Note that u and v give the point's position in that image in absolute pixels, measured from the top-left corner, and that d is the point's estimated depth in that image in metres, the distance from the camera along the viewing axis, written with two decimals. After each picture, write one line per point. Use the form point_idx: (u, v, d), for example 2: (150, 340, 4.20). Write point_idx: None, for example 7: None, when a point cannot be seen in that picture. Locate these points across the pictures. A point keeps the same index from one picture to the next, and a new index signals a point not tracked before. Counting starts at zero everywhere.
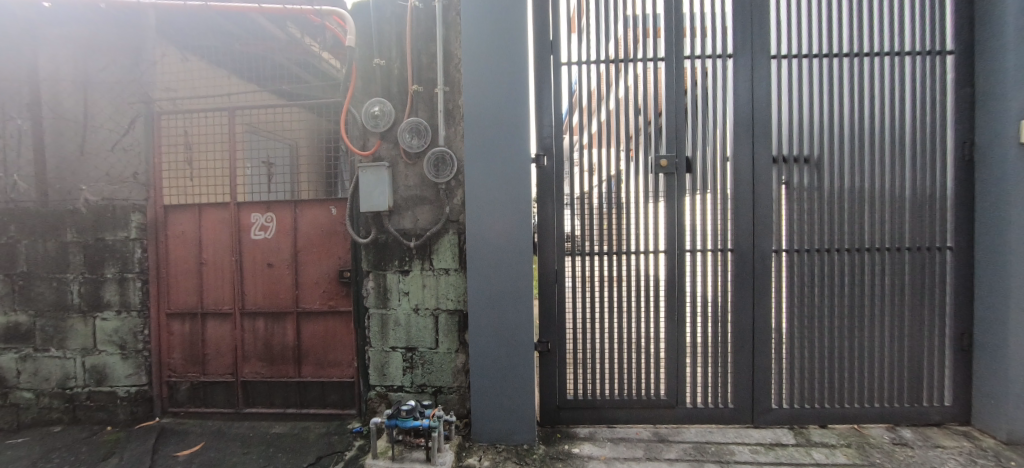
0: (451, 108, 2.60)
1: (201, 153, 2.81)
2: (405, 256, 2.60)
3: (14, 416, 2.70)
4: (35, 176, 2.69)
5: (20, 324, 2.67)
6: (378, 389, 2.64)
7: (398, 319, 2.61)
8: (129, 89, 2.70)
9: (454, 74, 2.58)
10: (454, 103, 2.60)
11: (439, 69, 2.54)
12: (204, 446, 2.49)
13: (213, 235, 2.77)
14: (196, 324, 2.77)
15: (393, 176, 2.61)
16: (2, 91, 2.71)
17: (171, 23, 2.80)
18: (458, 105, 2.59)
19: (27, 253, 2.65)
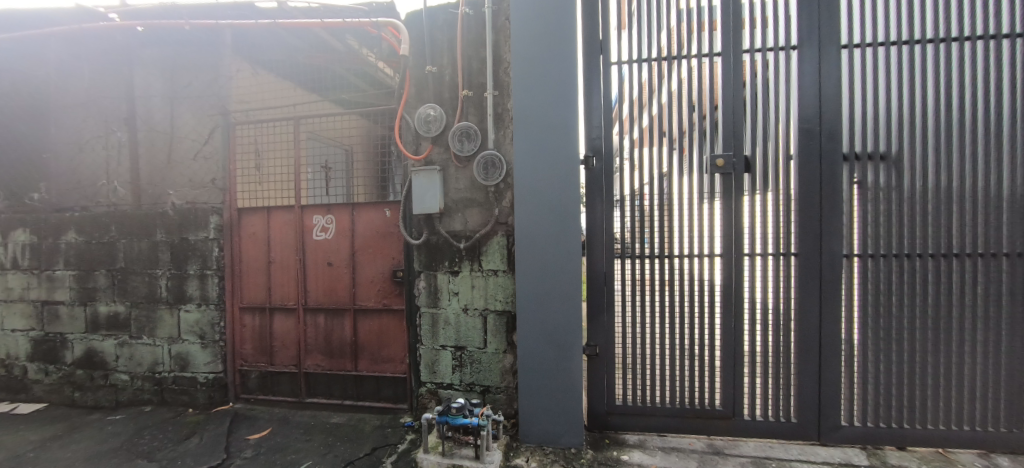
0: (500, 111, 2.63)
1: (269, 160, 3.03)
2: (456, 257, 2.66)
3: (115, 395, 3.04)
4: (131, 182, 3.02)
5: (118, 314, 3.00)
6: (428, 386, 2.73)
7: (448, 319, 2.68)
8: (210, 103, 2.96)
9: (504, 78, 2.61)
10: (503, 106, 2.63)
11: (489, 73, 2.58)
12: (272, 431, 2.69)
13: (280, 235, 2.97)
14: (265, 318, 2.99)
15: (444, 179, 2.69)
16: (107, 107, 3.07)
17: (245, 42, 3.03)
18: (508, 108, 2.62)
19: (125, 251, 2.97)
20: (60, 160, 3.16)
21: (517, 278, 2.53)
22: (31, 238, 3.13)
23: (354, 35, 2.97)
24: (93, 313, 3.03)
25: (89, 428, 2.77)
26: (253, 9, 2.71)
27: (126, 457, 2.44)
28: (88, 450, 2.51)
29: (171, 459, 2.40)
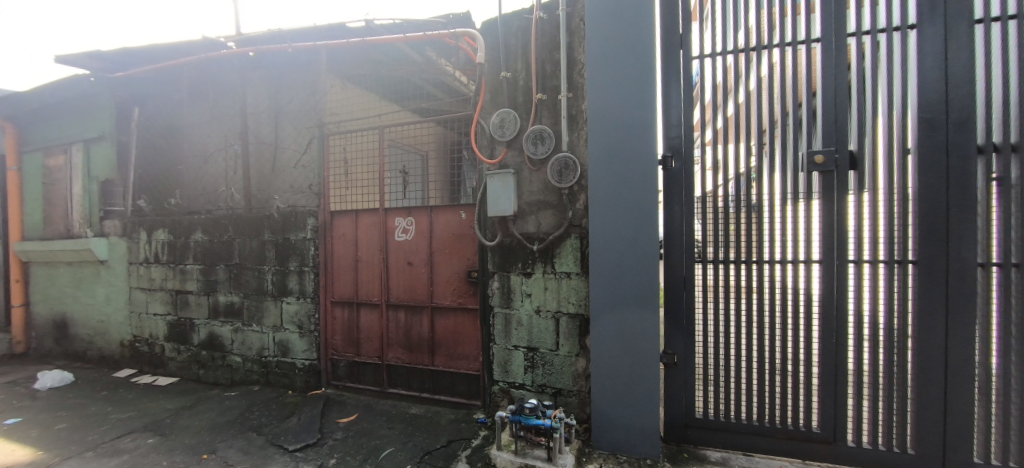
0: (574, 113, 2.63)
1: (356, 167, 3.29)
2: (529, 259, 2.72)
3: (230, 374, 3.49)
4: (243, 189, 3.46)
5: (233, 303, 3.43)
6: (500, 384, 2.81)
7: (521, 319, 2.74)
8: (308, 116, 3.30)
9: (578, 79, 2.60)
10: (577, 108, 2.62)
11: (563, 75, 2.59)
12: (359, 416, 2.93)
13: (366, 236, 3.22)
14: (353, 312, 3.25)
15: (518, 182, 2.75)
16: (225, 123, 3.55)
17: (337, 59, 3.31)
18: (582, 109, 2.61)
19: (238, 248, 3.39)
20: (189, 169, 3.72)
21: (591, 281, 2.50)
22: (167, 236, 3.64)
23: (432, 46, 3.12)
24: (214, 302, 3.50)
25: (212, 401, 3.21)
26: (344, 29, 2.91)
27: (241, 430, 2.79)
28: (212, 421, 2.91)
29: (276, 435, 2.71)
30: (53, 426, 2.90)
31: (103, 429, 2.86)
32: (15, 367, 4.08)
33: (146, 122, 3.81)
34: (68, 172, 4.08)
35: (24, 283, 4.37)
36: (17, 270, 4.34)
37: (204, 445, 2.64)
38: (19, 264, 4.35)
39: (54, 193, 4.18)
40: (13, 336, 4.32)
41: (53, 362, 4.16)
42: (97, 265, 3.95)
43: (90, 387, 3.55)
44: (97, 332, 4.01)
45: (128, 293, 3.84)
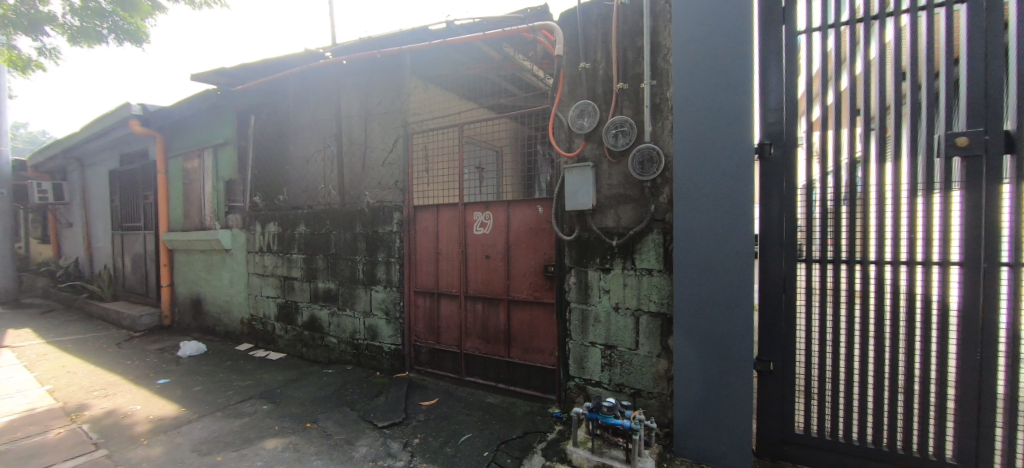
0: (658, 101, 2.51)
1: (436, 163, 3.45)
2: (607, 254, 2.68)
3: (327, 354, 3.87)
4: (337, 186, 3.85)
5: (330, 289, 3.80)
6: (577, 380, 2.83)
7: (598, 316, 2.72)
8: (394, 117, 3.51)
9: (663, 65, 2.48)
10: (661, 96, 2.50)
11: (646, 63, 2.49)
12: (440, 401, 3.11)
13: (446, 229, 3.37)
14: (434, 301, 3.44)
15: (597, 175, 2.72)
16: (324, 126, 3.96)
17: (420, 62, 3.48)
18: (667, 97, 2.48)
19: (334, 240, 3.74)
20: (295, 169, 4.21)
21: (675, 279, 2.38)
22: (276, 229, 4.12)
23: (510, 43, 3.13)
24: (315, 288, 3.90)
25: (313, 377, 3.59)
26: (427, 32, 3.05)
27: (337, 404, 3.09)
28: (313, 394, 3.26)
29: (367, 412, 2.97)
30: (193, 388, 3.45)
31: (229, 393, 3.34)
32: (164, 336, 4.91)
33: (261, 128, 4.29)
34: (201, 173, 4.79)
35: (169, 266, 5.22)
36: (165, 256, 5.21)
37: (308, 415, 2.97)
38: (166, 251, 5.20)
39: (192, 192, 4.93)
40: (162, 310, 5.20)
41: (190, 334, 4.95)
42: (222, 253, 4.60)
43: (218, 357, 4.15)
44: (223, 311, 4.67)
45: (246, 278, 4.42)
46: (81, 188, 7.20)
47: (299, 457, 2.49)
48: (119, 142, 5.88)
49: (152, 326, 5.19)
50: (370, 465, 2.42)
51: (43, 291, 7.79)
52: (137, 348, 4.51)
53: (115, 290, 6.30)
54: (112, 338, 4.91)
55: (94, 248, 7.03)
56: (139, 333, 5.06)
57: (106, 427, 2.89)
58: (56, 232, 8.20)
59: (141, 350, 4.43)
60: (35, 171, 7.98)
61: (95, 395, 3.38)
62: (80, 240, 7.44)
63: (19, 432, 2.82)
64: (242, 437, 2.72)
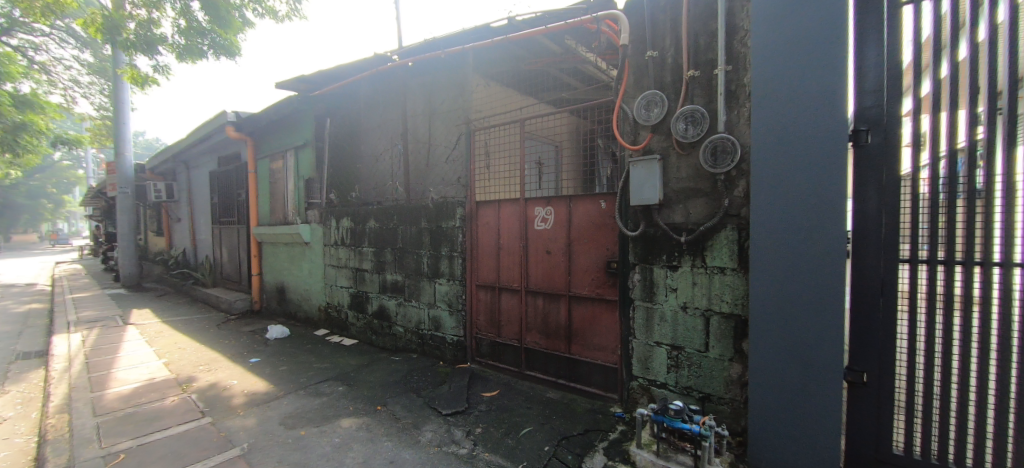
0: (733, 88, 2.35)
1: (497, 159, 3.50)
2: (674, 251, 2.57)
3: (394, 342, 4.09)
4: (404, 183, 4.05)
5: (397, 281, 4.01)
6: (640, 381, 2.77)
7: (665, 315, 2.63)
8: (458, 115, 3.62)
9: (740, 48, 2.32)
10: (737, 82, 2.33)
11: (721, 47, 2.34)
12: (501, 393, 3.18)
13: (507, 224, 3.41)
14: (495, 295, 3.51)
15: (664, 168, 2.62)
16: (391, 126, 4.18)
17: (482, 60, 3.55)
18: (744, 83, 2.31)
19: (401, 234, 3.93)
20: (366, 167, 4.49)
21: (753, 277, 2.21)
22: (349, 224, 4.41)
23: (572, 34, 3.12)
24: (383, 279, 4.13)
25: (382, 363, 3.81)
26: (489, 30, 3.13)
27: (404, 390, 3.26)
28: (383, 379, 3.46)
29: (431, 399, 3.11)
30: (279, 367, 3.81)
31: (309, 374, 3.64)
32: (254, 320, 5.46)
33: (337, 130, 4.62)
34: (284, 172, 5.26)
35: (258, 257, 5.78)
36: (255, 247, 5.74)
37: (378, 398, 3.16)
38: (255, 244, 5.75)
39: (276, 189, 5.43)
40: (252, 296, 5.77)
41: (276, 318, 5.46)
42: (302, 245, 5.02)
43: (300, 341, 4.55)
44: (303, 298, 5.10)
45: (323, 269, 4.78)
46: (187, 187, 8.20)
47: (371, 437, 2.65)
48: (217, 145, 6.62)
49: (244, 309, 5.76)
50: (436, 449, 2.52)
51: (159, 278, 9.00)
52: (233, 329, 5.06)
53: (215, 278, 7.09)
54: (213, 320, 5.55)
55: (197, 240, 7.97)
56: (234, 317, 5.66)
57: (210, 398, 3.28)
58: (168, 227, 9.41)
59: (236, 332, 4.96)
60: (151, 173, 9.25)
61: (201, 369, 3.84)
62: (187, 233, 8.47)
63: (145, 397, 3.29)
64: (321, 415, 2.96)
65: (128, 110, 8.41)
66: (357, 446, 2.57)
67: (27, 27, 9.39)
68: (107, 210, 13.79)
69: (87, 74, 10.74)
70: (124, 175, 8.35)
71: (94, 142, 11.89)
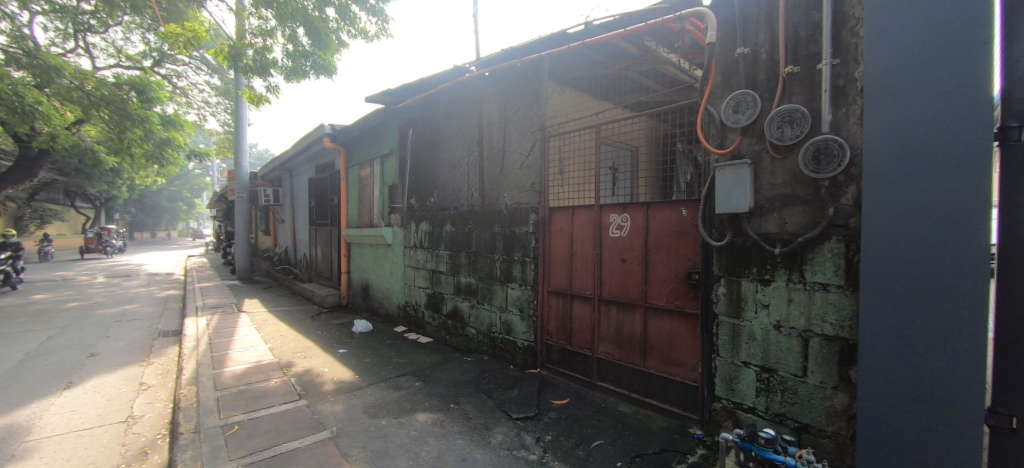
0: (841, 83, 2.10)
1: (571, 165, 3.51)
2: (766, 264, 2.36)
3: (467, 343, 4.23)
4: (478, 188, 4.20)
5: (470, 284, 4.15)
6: (724, 402, 2.58)
7: (754, 333, 2.42)
8: (532, 121, 3.68)
9: (850, 38, 2.07)
10: (847, 77, 2.08)
11: (825, 39, 2.11)
12: (571, 402, 3.14)
13: (581, 231, 3.38)
14: (567, 302, 3.49)
15: (756, 174, 2.42)
16: (467, 134, 4.36)
17: (557, 67, 3.60)
18: (855, 77, 2.05)
19: (476, 238, 4.07)
20: (443, 173, 4.72)
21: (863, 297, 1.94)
22: (427, 228, 4.67)
23: (653, 35, 3.01)
24: (457, 282, 4.30)
25: (454, 362, 3.95)
26: (565, 36, 3.15)
27: (475, 391, 3.35)
28: (455, 378, 3.60)
29: (502, 402, 3.16)
30: (362, 359, 4.12)
31: (389, 367, 3.89)
32: (343, 314, 5.97)
33: (418, 139, 4.93)
34: (371, 179, 5.72)
35: (347, 256, 6.31)
36: (345, 248, 6.29)
37: (451, 396, 3.29)
38: (345, 244, 6.30)
39: (364, 194, 5.91)
40: (341, 292, 6.31)
41: (360, 314, 5.93)
42: (385, 246, 5.40)
43: (381, 335, 4.88)
44: (384, 296, 5.48)
45: (403, 270, 5.10)
46: (290, 193, 9.26)
47: (445, 433, 2.76)
48: (315, 156, 7.41)
49: (334, 304, 6.35)
50: (506, 452, 2.55)
51: (266, 272, 10.23)
52: (324, 321, 5.58)
53: (310, 274, 7.90)
54: (309, 312, 6.17)
55: (297, 240, 8.94)
56: (326, 310, 6.23)
57: (305, 382, 3.63)
58: (274, 227, 10.68)
59: (327, 324, 5.47)
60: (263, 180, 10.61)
61: (299, 356, 4.28)
62: (288, 233, 9.56)
63: (253, 376, 3.74)
64: (400, 407, 3.14)
65: (245, 125, 9.68)
66: (432, 440, 2.69)
67: (174, 58, 11.27)
68: (227, 211, 16.00)
69: (216, 96, 12.61)
70: (241, 182, 9.64)
71: (220, 154, 13.91)
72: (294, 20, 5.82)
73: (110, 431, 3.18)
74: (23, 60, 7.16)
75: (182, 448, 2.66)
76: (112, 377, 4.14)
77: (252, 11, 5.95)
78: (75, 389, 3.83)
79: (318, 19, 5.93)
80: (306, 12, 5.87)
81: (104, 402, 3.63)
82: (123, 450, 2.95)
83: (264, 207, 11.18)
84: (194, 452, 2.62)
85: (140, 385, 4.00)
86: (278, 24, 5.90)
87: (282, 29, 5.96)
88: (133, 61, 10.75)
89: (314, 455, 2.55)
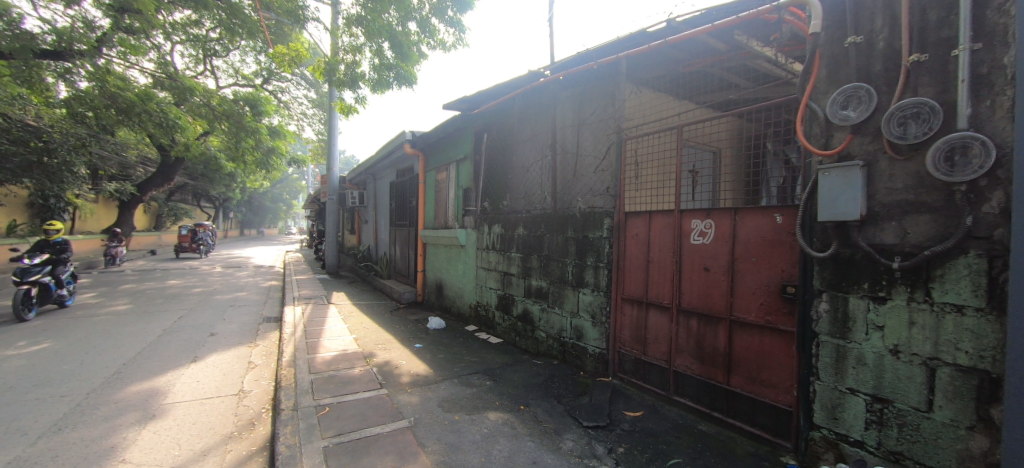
0: (984, 71, 1.79)
1: (650, 168, 3.40)
2: (880, 279, 2.06)
3: (537, 346, 4.27)
4: (551, 192, 4.24)
5: (541, 288, 4.19)
6: (825, 432, 2.32)
7: (864, 357, 2.13)
8: (608, 124, 3.63)
9: (997, 17, 1.76)
10: (992, 63, 1.77)
11: (963, 21, 1.81)
12: (645, 414, 3.02)
13: (659, 237, 3.25)
14: (642, 311, 3.37)
15: (870, 177, 2.13)
16: (540, 138, 4.44)
17: (635, 67, 3.51)
18: (1003, 63, 1.74)
19: (548, 242, 4.10)
20: (516, 177, 4.83)
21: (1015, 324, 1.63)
22: (500, 230, 4.79)
23: (744, 28, 2.80)
24: (528, 285, 4.36)
25: (524, 364, 4.00)
26: (645, 34, 3.10)
27: (545, 395, 3.36)
28: (524, 380, 3.64)
29: (572, 408, 3.13)
30: (436, 354, 4.32)
31: (462, 364, 4.04)
32: (418, 310, 6.32)
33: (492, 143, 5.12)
34: (447, 182, 6.00)
35: (423, 256, 6.67)
36: (421, 248, 6.65)
37: (521, 397, 3.33)
38: (421, 244, 6.66)
39: (439, 198, 6.22)
40: (417, 290, 6.69)
41: (434, 311, 6.24)
42: (459, 248, 5.63)
43: (454, 333, 5.09)
44: (457, 295, 5.71)
45: (475, 270, 5.27)
46: (373, 195, 10.05)
47: (515, 434, 2.79)
48: (396, 161, 7.95)
49: (411, 300, 6.75)
50: (577, 460, 2.51)
51: (350, 268, 11.17)
52: (402, 316, 5.96)
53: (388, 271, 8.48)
54: (388, 307, 6.63)
55: (378, 239, 9.64)
56: (403, 306, 6.65)
57: (386, 373, 3.89)
58: (358, 227, 11.64)
59: (404, 318, 5.83)
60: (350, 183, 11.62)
61: (380, 347, 4.61)
62: (371, 233, 10.35)
63: (340, 364, 4.08)
64: (472, 404, 3.24)
65: (336, 134, 10.66)
66: (503, 439, 2.73)
67: (279, 75, 12.75)
68: (318, 211, 17.72)
69: (312, 107, 14.06)
70: (332, 186, 10.54)
71: (314, 160, 15.49)
72: (381, 36, 6.30)
73: (225, 402, 3.65)
74: (166, 83, 8.45)
75: (284, 422, 2.98)
76: (227, 355, 4.77)
77: (345, 29, 6.53)
78: (200, 363, 4.47)
79: (402, 33, 6.36)
80: (391, 27, 6.32)
81: (222, 376, 4.19)
82: (236, 419, 3.37)
83: (350, 207, 12.23)
84: (293, 428, 2.92)
85: (248, 363, 4.56)
86: (366, 40, 6.42)
87: (370, 44, 6.47)
88: (247, 80, 12.35)
89: (394, 442, 2.71)
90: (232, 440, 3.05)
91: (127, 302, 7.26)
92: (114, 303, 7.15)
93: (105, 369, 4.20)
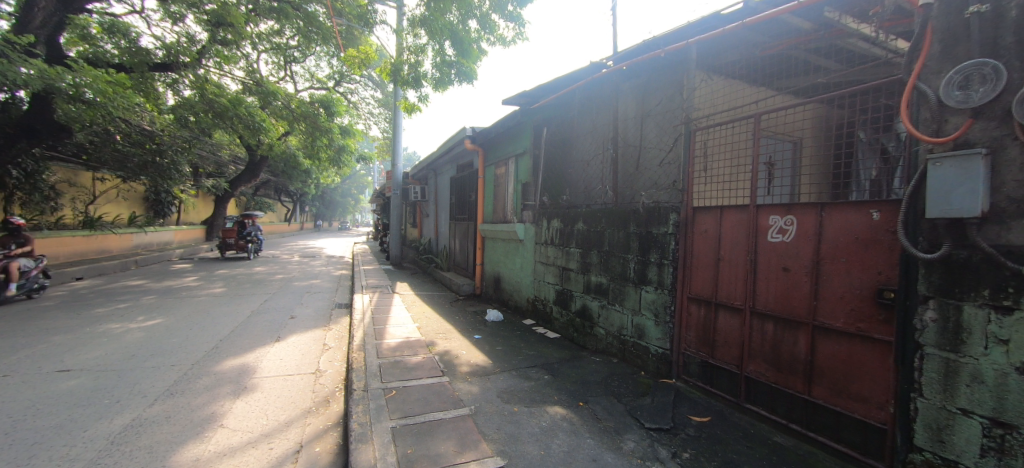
0: None
1: (723, 161, 3.19)
2: (1005, 286, 1.76)
3: (596, 343, 4.22)
4: (612, 187, 4.17)
5: (601, 284, 4.13)
6: (928, 455, 2.07)
7: (981, 375, 1.85)
8: (676, 115, 3.47)
9: None
10: None
11: None
12: (712, 420, 2.88)
13: (731, 234, 3.06)
14: (710, 311, 3.21)
15: (996, 166, 1.84)
16: (602, 131, 4.36)
17: (706, 54, 3.32)
18: None
19: (609, 238, 4.02)
20: (576, 172, 4.81)
21: None
22: (559, 225, 4.77)
23: (836, 4, 2.54)
24: (588, 281, 4.31)
25: (583, 361, 3.98)
26: (718, 17, 2.89)
27: (604, 393, 3.32)
28: (582, 377, 3.62)
29: (633, 408, 3.06)
30: (495, 346, 4.42)
31: (520, 358, 4.09)
32: (477, 303, 6.50)
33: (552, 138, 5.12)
34: (505, 178, 6.10)
35: (481, 250, 6.83)
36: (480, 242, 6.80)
37: (579, 393, 3.33)
38: (480, 238, 6.82)
39: (498, 192, 6.35)
40: (476, 283, 6.87)
41: (492, 304, 6.37)
42: (517, 242, 5.69)
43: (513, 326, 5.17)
44: (515, 289, 5.78)
45: (533, 265, 5.30)
46: (435, 189, 10.46)
47: (573, 430, 2.79)
48: (457, 156, 8.21)
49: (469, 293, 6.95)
50: (638, 461, 2.45)
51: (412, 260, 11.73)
52: (462, 308, 6.17)
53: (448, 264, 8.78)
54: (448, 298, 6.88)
55: (439, 232, 10.00)
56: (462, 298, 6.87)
57: (447, 361, 4.05)
58: (420, 221, 12.15)
59: (464, 310, 6.02)
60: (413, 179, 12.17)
61: (441, 336, 4.81)
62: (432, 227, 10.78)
63: (404, 351, 4.30)
64: (529, 396, 3.28)
65: (399, 132, 11.19)
66: (561, 434, 2.74)
67: (349, 78, 13.57)
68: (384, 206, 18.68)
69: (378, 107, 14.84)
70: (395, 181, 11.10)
71: (380, 156, 16.39)
72: (443, 34, 6.50)
73: (304, 379, 4.02)
74: (254, 89, 9.35)
75: (356, 402, 3.21)
76: (305, 336, 5.23)
77: (409, 30, 6.82)
78: (283, 343, 4.94)
79: (463, 31, 6.51)
80: (453, 26, 6.49)
81: (301, 356, 4.60)
82: (314, 395, 3.70)
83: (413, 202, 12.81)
84: (364, 407, 3.14)
85: (324, 345, 4.98)
86: (429, 40, 6.67)
87: (433, 44, 6.71)
88: (321, 83, 13.33)
89: (455, 427, 2.82)
90: (310, 415, 3.34)
91: (222, 285, 8.19)
92: (212, 286, 8.12)
93: (205, 343, 4.79)
